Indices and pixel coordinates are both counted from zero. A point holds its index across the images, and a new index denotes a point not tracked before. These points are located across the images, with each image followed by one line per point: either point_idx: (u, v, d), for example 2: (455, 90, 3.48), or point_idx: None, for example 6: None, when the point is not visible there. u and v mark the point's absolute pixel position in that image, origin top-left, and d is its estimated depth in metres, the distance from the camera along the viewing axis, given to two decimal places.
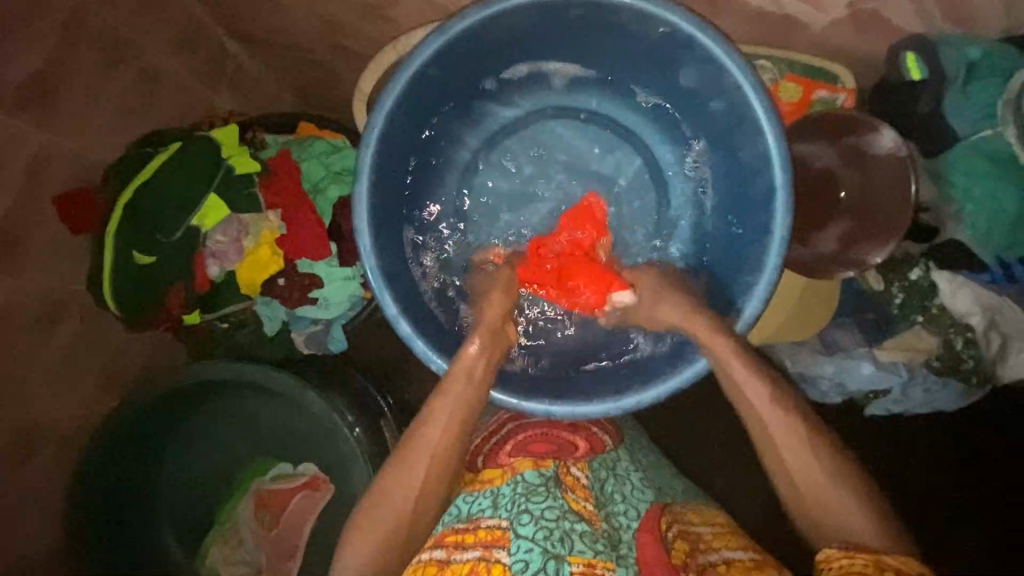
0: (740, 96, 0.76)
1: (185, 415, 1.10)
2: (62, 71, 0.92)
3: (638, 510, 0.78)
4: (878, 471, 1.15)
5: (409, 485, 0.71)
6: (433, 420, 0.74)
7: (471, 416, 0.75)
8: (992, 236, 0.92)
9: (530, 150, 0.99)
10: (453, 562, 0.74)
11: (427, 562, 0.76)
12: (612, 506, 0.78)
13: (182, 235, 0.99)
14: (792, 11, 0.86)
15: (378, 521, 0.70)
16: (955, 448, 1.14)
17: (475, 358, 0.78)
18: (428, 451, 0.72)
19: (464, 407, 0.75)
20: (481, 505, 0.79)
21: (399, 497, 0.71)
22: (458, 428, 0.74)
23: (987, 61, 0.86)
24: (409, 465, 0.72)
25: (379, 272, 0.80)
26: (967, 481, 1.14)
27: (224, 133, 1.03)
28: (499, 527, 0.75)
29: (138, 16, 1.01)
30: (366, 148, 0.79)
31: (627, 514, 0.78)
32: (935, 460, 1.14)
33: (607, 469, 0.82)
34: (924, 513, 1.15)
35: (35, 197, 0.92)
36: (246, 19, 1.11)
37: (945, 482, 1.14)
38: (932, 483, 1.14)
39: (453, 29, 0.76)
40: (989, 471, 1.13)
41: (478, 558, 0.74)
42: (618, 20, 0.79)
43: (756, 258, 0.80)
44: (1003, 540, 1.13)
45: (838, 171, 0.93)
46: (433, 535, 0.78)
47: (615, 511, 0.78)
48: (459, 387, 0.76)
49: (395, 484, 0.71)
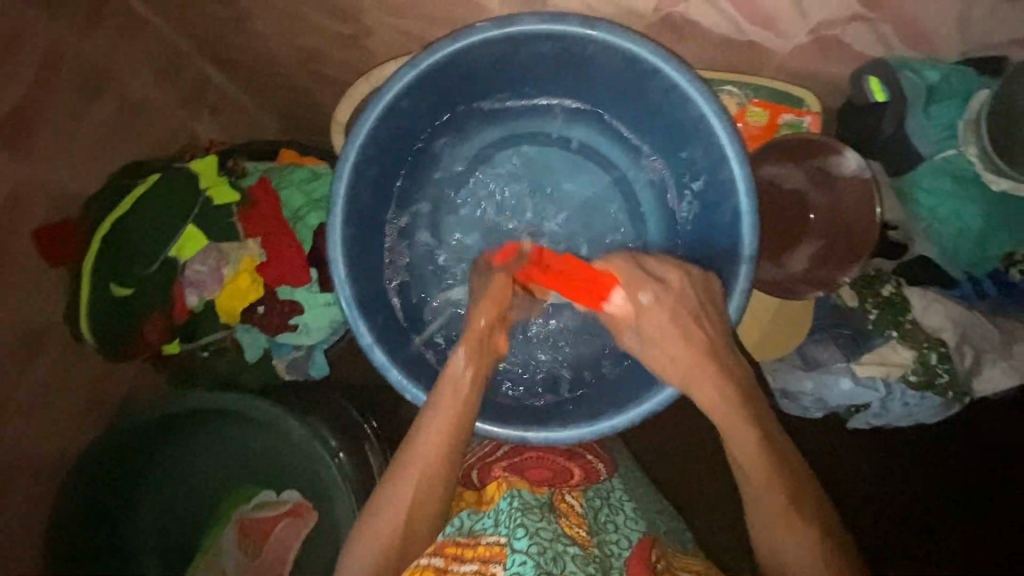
0: (705, 124, 0.78)
1: (167, 446, 1.10)
2: (39, 107, 0.93)
3: (629, 539, 0.78)
4: (856, 471, 1.20)
5: (400, 497, 0.75)
6: (425, 427, 0.76)
7: (464, 421, 0.76)
8: (958, 251, 0.96)
9: (503, 176, 1.00)
10: (450, 571, 0.72)
11: (425, 567, 0.73)
12: (605, 534, 0.78)
13: (161, 267, 0.99)
14: (754, 38, 0.88)
15: (373, 526, 0.75)
16: (933, 451, 1.18)
17: (461, 373, 0.78)
18: (420, 457, 0.75)
19: (459, 415, 0.76)
20: (484, 523, 0.77)
21: (394, 504, 0.75)
22: (450, 444, 0.75)
23: (945, 84, 0.87)
24: (404, 472, 0.76)
25: (353, 301, 0.81)
26: (948, 484, 1.18)
27: (203, 163, 1.04)
28: (497, 543, 0.73)
29: (114, 50, 1.03)
30: (340, 179, 0.80)
31: (619, 543, 0.77)
32: (914, 462, 1.18)
33: (602, 498, 0.84)
34: (907, 515, 1.19)
35: (11, 230, 0.93)
36: (226, 50, 1.12)
37: (926, 482, 1.18)
38: (914, 485, 1.18)
39: (423, 63, 0.78)
40: (965, 471, 1.17)
41: (475, 570, 0.71)
42: (584, 52, 0.81)
43: (722, 281, 0.82)
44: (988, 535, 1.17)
45: (806, 191, 0.95)
46: (432, 542, 0.77)
47: (608, 539, 0.77)
48: (444, 398, 0.77)
49: (391, 489, 0.76)
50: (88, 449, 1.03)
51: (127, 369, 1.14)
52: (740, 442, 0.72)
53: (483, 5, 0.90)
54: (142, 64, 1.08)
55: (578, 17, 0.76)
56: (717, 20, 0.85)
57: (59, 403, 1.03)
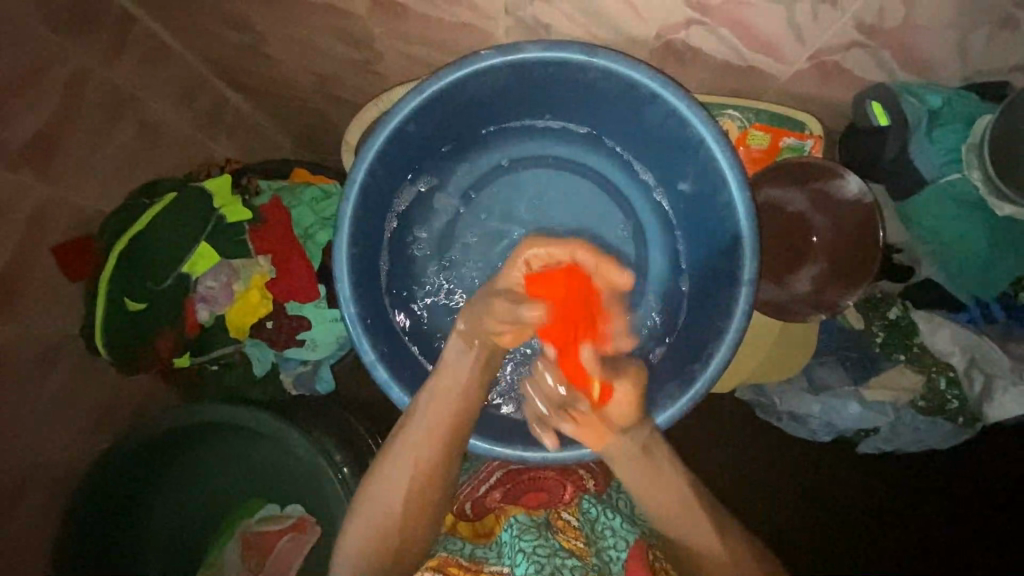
0: (705, 149, 0.79)
1: (172, 461, 1.11)
2: (64, 130, 0.97)
3: (627, 540, 0.80)
4: (852, 482, 1.21)
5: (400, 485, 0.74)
6: (420, 411, 0.78)
7: (466, 401, 0.79)
8: (963, 276, 0.95)
9: (507, 199, 1.01)
10: None
11: None
12: (603, 541, 0.81)
13: (172, 282, 1.02)
14: (757, 64, 0.89)
15: (377, 513, 0.74)
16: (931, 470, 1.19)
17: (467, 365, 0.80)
18: (408, 471, 0.75)
19: (461, 396, 0.79)
20: (486, 550, 0.82)
21: (395, 493, 0.74)
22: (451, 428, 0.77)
23: (948, 108, 0.87)
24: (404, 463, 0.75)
25: (357, 319, 0.83)
26: (949, 496, 1.19)
27: (217, 183, 1.06)
28: (500, 572, 0.79)
29: (138, 73, 1.07)
30: (347, 199, 0.82)
31: (617, 547, 0.80)
32: (915, 478, 1.20)
33: (597, 505, 0.85)
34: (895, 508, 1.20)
35: (32, 248, 0.96)
36: (243, 74, 1.16)
37: (930, 498, 1.19)
38: (917, 499, 1.20)
39: (429, 89, 0.80)
40: (964, 490, 1.18)
41: None
42: (586, 79, 0.82)
43: (723, 304, 0.82)
44: (980, 548, 1.20)
45: (808, 214, 0.96)
46: (434, 559, 0.79)
47: (605, 545, 0.81)
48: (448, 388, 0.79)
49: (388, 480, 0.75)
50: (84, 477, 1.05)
51: (139, 381, 1.16)
52: (659, 470, 0.75)
53: (488, 32, 0.93)
54: (163, 90, 1.12)
55: (579, 44, 0.77)
56: (718, 46, 0.87)
57: (72, 413, 1.06)
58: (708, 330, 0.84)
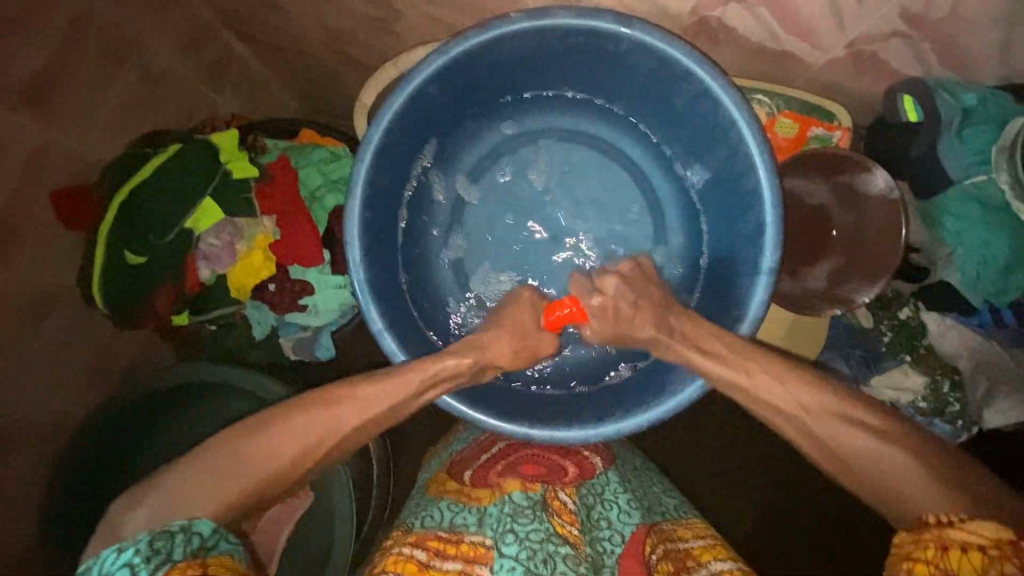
0: (735, 131, 0.77)
1: (160, 424, 1.10)
2: (66, 70, 0.93)
3: (623, 534, 0.81)
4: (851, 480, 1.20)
5: (302, 433, 0.69)
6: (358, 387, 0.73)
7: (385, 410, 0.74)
8: (981, 281, 0.93)
9: (524, 172, 0.98)
10: (432, 566, 0.74)
11: (408, 558, 0.74)
12: (598, 531, 0.81)
13: (174, 238, 0.98)
14: (791, 48, 0.86)
15: (271, 442, 0.68)
16: None
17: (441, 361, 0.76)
18: (321, 425, 0.70)
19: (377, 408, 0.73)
20: (465, 518, 0.80)
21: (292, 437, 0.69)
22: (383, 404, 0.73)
23: (981, 108, 0.86)
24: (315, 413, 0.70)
25: (366, 287, 0.81)
26: None
27: (226, 138, 1.03)
28: (482, 542, 0.77)
29: (144, 16, 1.02)
30: (361, 161, 0.79)
31: (612, 539, 0.81)
32: None
33: (595, 495, 0.86)
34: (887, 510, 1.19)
35: (30, 192, 0.92)
36: (254, 26, 1.11)
37: None
38: None
39: (454, 50, 0.76)
40: None
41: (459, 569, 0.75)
42: (617, 49, 0.79)
43: (742, 292, 0.81)
44: None
45: (829, 207, 0.94)
46: (412, 535, 0.78)
47: (600, 535, 0.81)
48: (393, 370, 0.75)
49: (301, 421, 0.70)
50: (68, 454, 1.04)
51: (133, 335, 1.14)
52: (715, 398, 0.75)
53: None
54: (168, 36, 1.07)
55: (614, 13, 0.74)
56: (754, 26, 0.83)
57: (67, 365, 1.03)
58: (726, 313, 0.83)
